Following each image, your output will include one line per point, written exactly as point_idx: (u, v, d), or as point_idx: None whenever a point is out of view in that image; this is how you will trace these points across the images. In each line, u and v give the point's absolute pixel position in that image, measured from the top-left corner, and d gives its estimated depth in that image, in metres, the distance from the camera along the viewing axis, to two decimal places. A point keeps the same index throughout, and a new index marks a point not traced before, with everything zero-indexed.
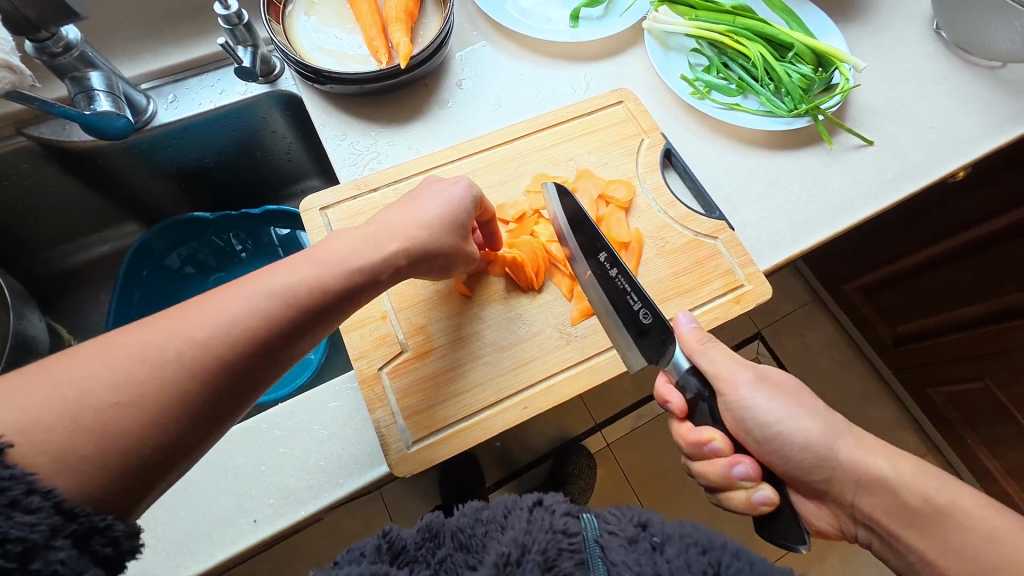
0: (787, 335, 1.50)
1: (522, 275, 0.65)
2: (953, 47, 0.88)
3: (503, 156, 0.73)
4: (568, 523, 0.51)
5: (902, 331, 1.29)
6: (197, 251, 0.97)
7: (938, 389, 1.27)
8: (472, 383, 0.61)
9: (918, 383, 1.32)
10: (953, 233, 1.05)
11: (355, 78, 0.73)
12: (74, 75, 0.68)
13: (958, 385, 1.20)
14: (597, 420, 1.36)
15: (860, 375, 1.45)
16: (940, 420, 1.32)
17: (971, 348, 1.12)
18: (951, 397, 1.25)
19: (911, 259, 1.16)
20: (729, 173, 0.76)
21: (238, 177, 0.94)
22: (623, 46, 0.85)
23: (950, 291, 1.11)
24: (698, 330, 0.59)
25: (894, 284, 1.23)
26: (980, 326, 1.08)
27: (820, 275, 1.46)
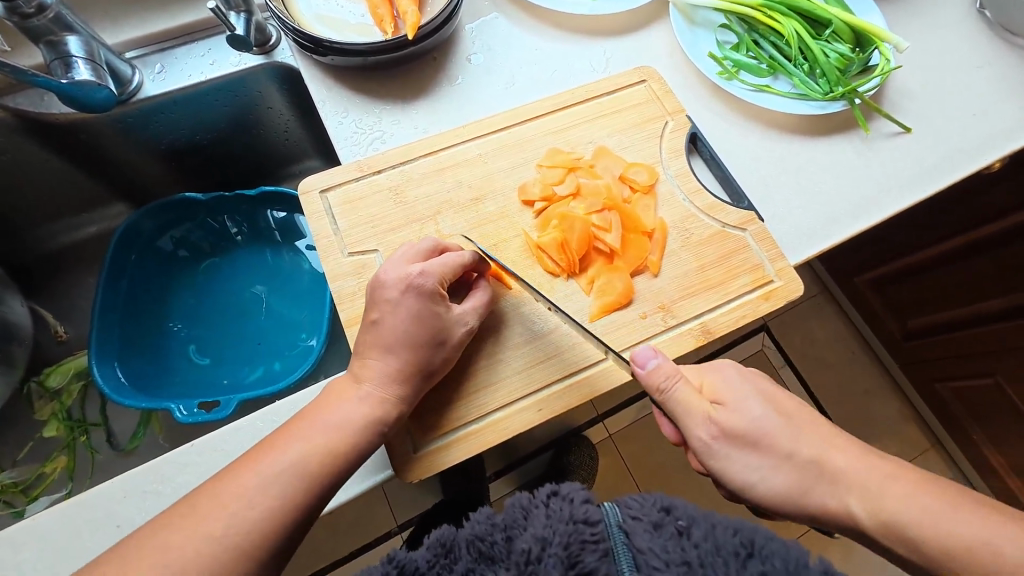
0: (796, 328, 1.46)
1: (565, 257, 0.60)
2: (995, 28, 0.83)
3: (517, 138, 0.67)
4: (588, 512, 0.47)
5: (912, 325, 1.25)
6: (189, 234, 0.92)
7: (946, 385, 1.24)
8: (484, 383, 0.57)
9: (927, 378, 1.29)
10: (978, 224, 1.00)
11: (358, 49, 0.67)
12: (49, 39, 0.63)
13: (968, 381, 1.17)
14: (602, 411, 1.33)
15: (868, 369, 1.42)
16: (948, 417, 1.29)
17: (985, 344, 1.08)
18: (960, 393, 1.22)
19: (926, 252, 1.11)
20: (758, 160, 0.71)
21: (232, 154, 0.88)
22: (647, 20, 0.79)
23: (960, 287, 1.08)
24: (660, 370, 0.53)
25: (908, 277, 1.18)
26: (993, 321, 1.05)
27: (833, 268, 1.42)
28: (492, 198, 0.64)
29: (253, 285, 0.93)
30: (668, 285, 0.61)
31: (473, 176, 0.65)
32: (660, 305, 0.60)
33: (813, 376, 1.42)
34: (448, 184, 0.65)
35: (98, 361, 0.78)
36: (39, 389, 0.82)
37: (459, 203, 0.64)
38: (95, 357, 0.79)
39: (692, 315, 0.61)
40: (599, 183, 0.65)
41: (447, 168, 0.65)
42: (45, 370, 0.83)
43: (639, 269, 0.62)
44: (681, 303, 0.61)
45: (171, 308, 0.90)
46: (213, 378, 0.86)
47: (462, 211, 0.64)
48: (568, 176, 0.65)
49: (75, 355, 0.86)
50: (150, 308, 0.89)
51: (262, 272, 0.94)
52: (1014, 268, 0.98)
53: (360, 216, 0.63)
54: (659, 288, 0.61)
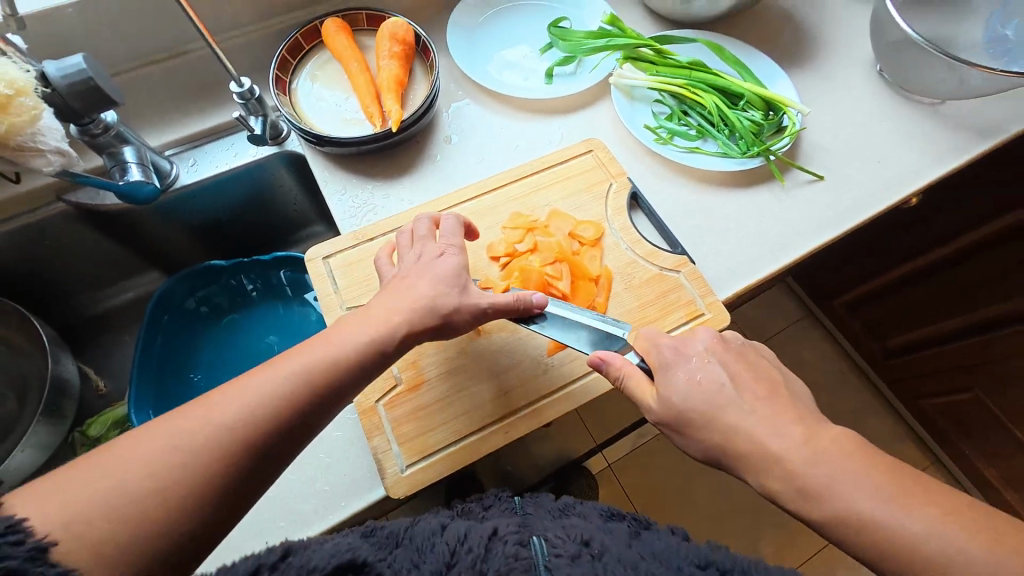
0: (784, 352, 1.67)
1: None
2: (893, 87, 0.97)
3: (486, 205, 0.81)
4: (520, 549, 0.56)
5: (892, 345, 1.44)
6: (213, 294, 1.05)
7: (928, 401, 1.43)
8: (460, 411, 0.67)
9: (913, 396, 1.48)
10: (924, 254, 1.22)
11: (354, 141, 0.82)
12: (110, 150, 0.78)
13: (951, 396, 1.34)
14: (598, 441, 1.43)
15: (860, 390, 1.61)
16: (937, 431, 1.47)
17: (960, 359, 1.24)
18: (943, 408, 1.40)
19: (888, 278, 1.33)
20: (691, 212, 0.84)
21: (252, 225, 1.04)
22: (594, 100, 0.95)
23: (939, 303, 1.23)
24: (611, 367, 0.61)
25: (885, 298, 1.37)
26: (964, 339, 1.21)
27: (812, 293, 1.66)
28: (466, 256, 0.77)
29: (268, 335, 1.07)
30: None
31: None
32: None
33: None
34: None
35: (137, 409, 0.91)
36: (82, 437, 0.93)
37: None
38: (134, 406, 0.90)
39: None
40: (553, 241, 0.77)
41: None
42: (87, 421, 0.94)
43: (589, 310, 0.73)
44: None
45: (196, 360, 1.03)
46: None
47: None
48: (527, 236, 0.78)
49: (112, 407, 0.97)
50: (178, 361, 1.02)
51: (275, 323, 1.07)
52: (967, 288, 1.16)
53: (356, 277, 0.76)
54: None
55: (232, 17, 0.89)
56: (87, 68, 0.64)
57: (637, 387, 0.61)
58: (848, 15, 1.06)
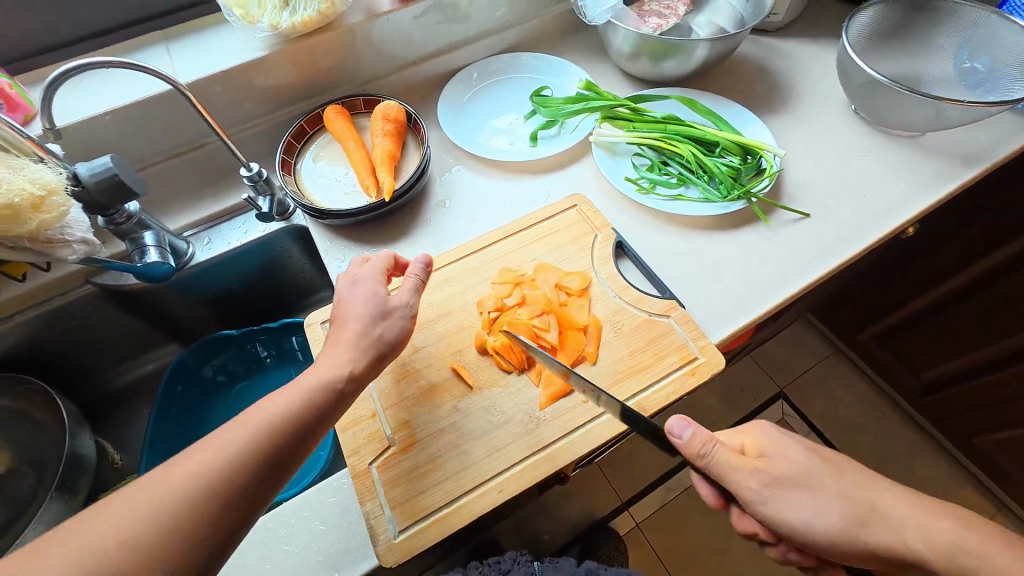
0: (812, 390, 1.61)
1: (514, 356, 0.73)
2: (871, 123, 1.00)
3: (476, 262, 0.84)
4: None
5: (928, 380, 1.38)
6: (228, 362, 1.09)
7: (984, 439, 1.32)
8: (452, 470, 0.66)
9: (963, 434, 1.39)
10: (943, 280, 1.19)
11: (351, 212, 0.88)
12: (132, 235, 0.85)
13: (1002, 433, 1.27)
14: (625, 497, 1.40)
15: (900, 428, 1.53)
16: (992, 469, 1.37)
17: (1001, 391, 1.19)
18: (998, 446, 1.30)
19: (912, 306, 1.29)
20: (678, 257, 0.85)
21: (263, 294, 1.10)
22: (577, 157, 1.00)
23: (956, 335, 1.22)
24: (637, 449, 0.59)
25: (909, 329, 1.33)
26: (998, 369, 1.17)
27: (832, 328, 1.61)
28: (457, 312, 0.79)
29: None
30: (605, 370, 0.73)
31: (440, 297, 0.81)
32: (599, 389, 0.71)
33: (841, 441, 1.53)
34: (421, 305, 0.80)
35: None
36: None
37: (429, 320, 0.78)
38: None
39: (627, 396, 0.71)
40: (539, 294, 0.79)
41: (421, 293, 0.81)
42: (101, 496, 0.97)
43: (579, 359, 0.74)
44: (617, 386, 0.71)
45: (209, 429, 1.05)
46: None
47: (431, 325, 0.78)
48: (515, 290, 0.80)
49: (126, 481, 0.99)
50: (190, 430, 1.04)
51: None
52: (989, 314, 1.13)
53: None
54: (597, 375, 0.72)
55: (244, 111, 1.00)
56: (113, 166, 0.71)
57: (724, 464, 0.61)
58: (816, 61, 1.11)
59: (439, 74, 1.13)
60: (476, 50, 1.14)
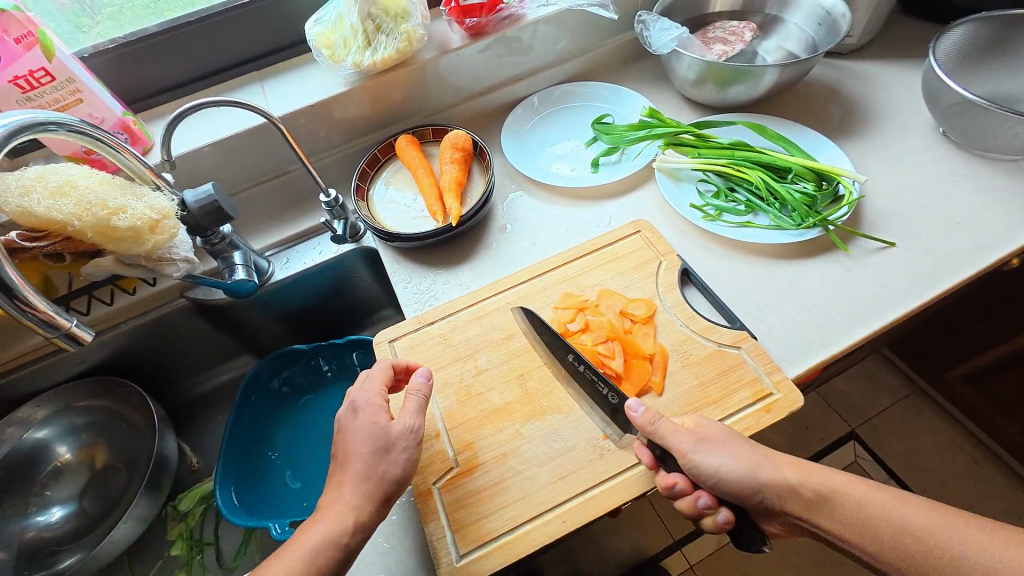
0: (891, 433, 1.47)
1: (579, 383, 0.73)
2: (962, 146, 0.93)
3: (539, 287, 0.85)
4: None
5: None
6: (294, 375, 1.15)
7: None
8: (515, 496, 0.66)
9: None
10: None
11: (419, 236, 0.92)
12: (224, 255, 0.93)
13: None
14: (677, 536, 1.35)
15: (1000, 482, 1.36)
16: None
17: None
18: None
19: (1011, 345, 1.17)
20: (748, 286, 0.82)
21: (331, 311, 1.16)
22: (639, 184, 1.00)
23: None
24: (648, 412, 0.64)
25: (1007, 370, 1.21)
26: None
27: (915, 365, 1.48)
28: (519, 336, 0.80)
29: None
30: (672, 403, 0.70)
31: (504, 320, 0.82)
32: None
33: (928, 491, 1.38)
34: (484, 328, 0.81)
35: (221, 485, 0.97)
36: (173, 511, 1.01)
37: (492, 342, 0.80)
38: (219, 483, 0.97)
39: None
40: (604, 318, 0.79)
41: (484, 316, 0.83)
42: (179, 496, 1.03)
43: (647, 388, 0.72)
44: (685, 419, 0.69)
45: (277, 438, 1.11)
46: (302, 499, 1.02)
47: (495, 348, 0.79)
48: (578, 314, 0.80)
49: (201, 483, 1.05)
50: (260, 439, 1.10)
51: None
52: None
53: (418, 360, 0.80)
54: (664, 407, 0.70)
55: (325, 142, 1.08)
56: (214, 193, 0.79)
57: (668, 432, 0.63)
58: (897, 83, 1.06)
59: (503, 104, 1.17)
60: (539, 81, 1.17)
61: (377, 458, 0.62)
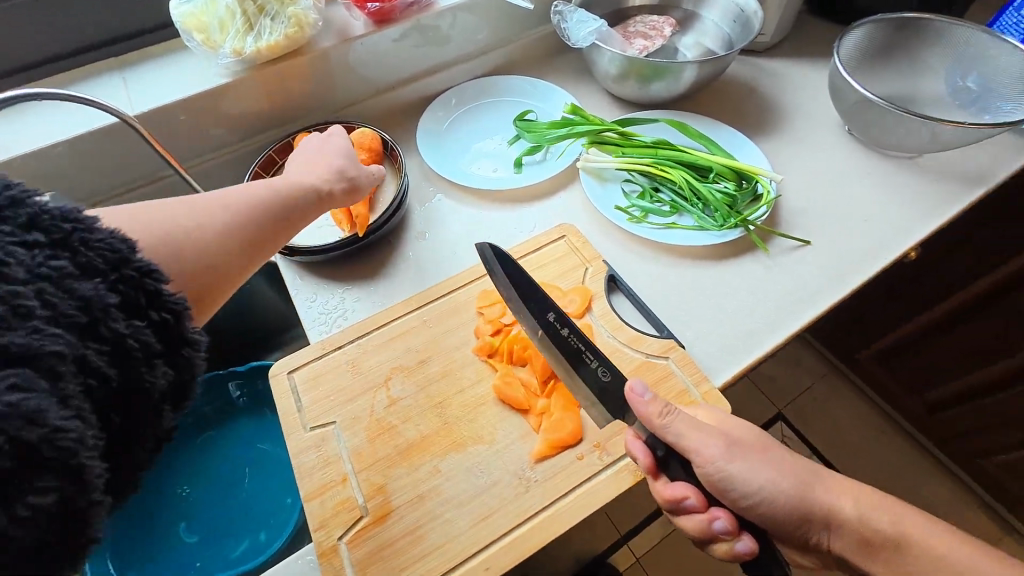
0: (812, 412, 1.56)
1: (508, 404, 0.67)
2: (866, 144, 0.96)
3: (458, 301, 0.77)
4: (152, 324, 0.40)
5: (931, 399, 1.35)
6: (200, 406, 1.01)
7: (989, 460, 1.31)
8: (432, 545, 0.59)
9: (969, 455, 1.36)
10: (950, 295, 1.17)
11: (322, 249, 0.81)
12: None
13: (1006, 454, 1.24)
14: (624, 532, 1.34)
15: (905, 451, 1.48)
16: (1000, 490, 1.34)
17: (1005, 411, 1.18)
18: (1005, 467, 1.28)
19: (911, 325, 1.27)
20: (674, 290, 0.80)
21: (233, 332, 1.03)
22: (564, 184, 0.95)
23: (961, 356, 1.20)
24: (655, 400, 0.58)
25: (910, 347, 1.31)
26: (1011, 387, 1.14)
27: (831, 347, 1.57)
28: (436, 358, 0.72)
29: (260, 443, 1.01)
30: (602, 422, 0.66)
31: (420, 341, 0.74)
32: (595, 444, 0.64)
33: (846, 464, 1.48)
34: (398, 351, 0.73)
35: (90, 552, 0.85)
36: None
37: (407, 367, 0.71)
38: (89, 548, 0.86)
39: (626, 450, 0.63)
40: None
41: (398, 337, 0.74)
42: None
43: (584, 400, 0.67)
44: (616, 439, 0.64)
45: (173, 480, 0.97)
46: (201, 556, 0.89)
47: (410, 373, 0.71)
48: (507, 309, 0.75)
49: None
50: (154, 479, 0.96)
51: (265, 432, 1.01)
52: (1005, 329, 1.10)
53: (321, 392, 0.70)
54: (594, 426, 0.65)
55: (209, 141, 0.93)
56: None
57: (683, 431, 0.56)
58: (807, 81, 1.08)
59: (419, 98, 1.08)
60: (457, 73, 1.09)
61: (334, 185, 0.67)
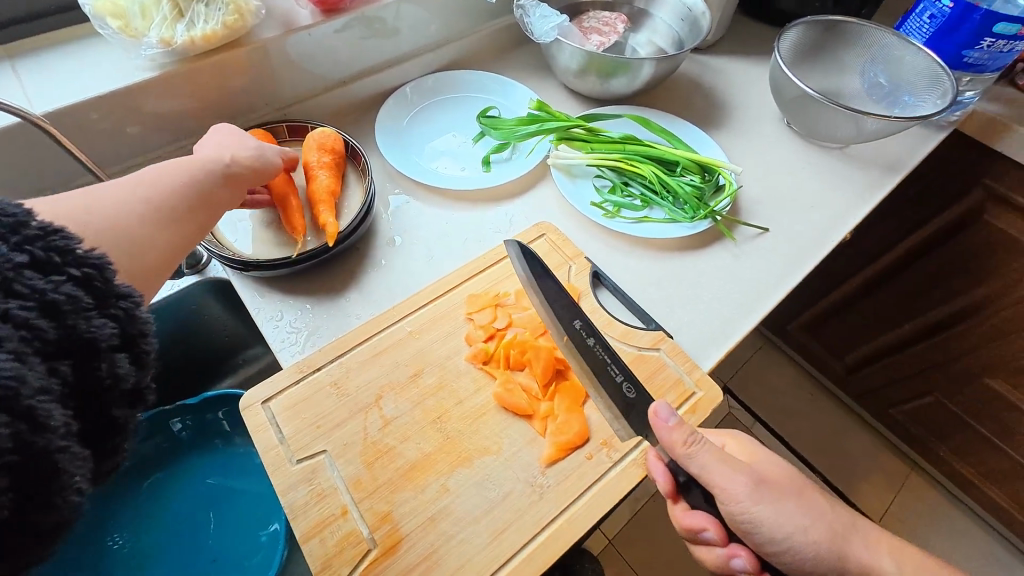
0: (756, 383, 1.69)
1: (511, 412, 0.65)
2: (803, 136, 1.05)
3: (443, 309, 0.74)
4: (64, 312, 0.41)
5: (850, 360, 1.51)
6: (137, 447, 0.90)
7: (899, 410, 1.47)
8: (450, 569, 0.56)
9: (881, 407, 1.52)
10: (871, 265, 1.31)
11: (287, 261, 0.74)
12: None
13: (913, 404, 1.42)
14: None
15: (834, 409, 1.65)
16: (912, 440, 1.50)
17: (916, 364, 1.35)
18: (910, 416, 1.45)
19: (838, 295, 1.41)
20: (654, 282, 0.82)
21: (174, 360, 0.92)
22: (536, 182, 0.94)
23: (880, 318, 1.36)
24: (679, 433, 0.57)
25: (837, 315, 1.45)
26: (923, 340, 1.31)
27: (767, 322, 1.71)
28: (429, 371, 0.68)
29: (207, 478, 0.92)
30: (605, 419, 0.66)
31: (409, 354, 0.69)
32: (602, 442, 0.64)
33: (788, 426, 1.62)
34: (386, 367, 0.68)
35: None
36: None
37: (398, 383, 0.67)
38: None
39: (632, 445, 0.64)
40: (529, 316, 0.73)
41: (383, 352, 0.69)
42: None
43: (586, 399, 0.67)
44: (620, 435, 0.65)
45: (109, 523, 0.87)
46: None
47: (403, 390, 0.67)
48: (496, 313, 0.73)
49: None
50: (92, 525, 0.86)
51: (216, 465, 0.93)
52: (918, 291, 1.27)
53: (304, 420, 0.64)
54: (598, 424, 0.65)
55: (134, 144, 0.81)
56: None
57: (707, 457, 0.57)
58: (747, 77, 1.16)
59: (374, 94, 1.01)
60: (412, 67, 1.04)
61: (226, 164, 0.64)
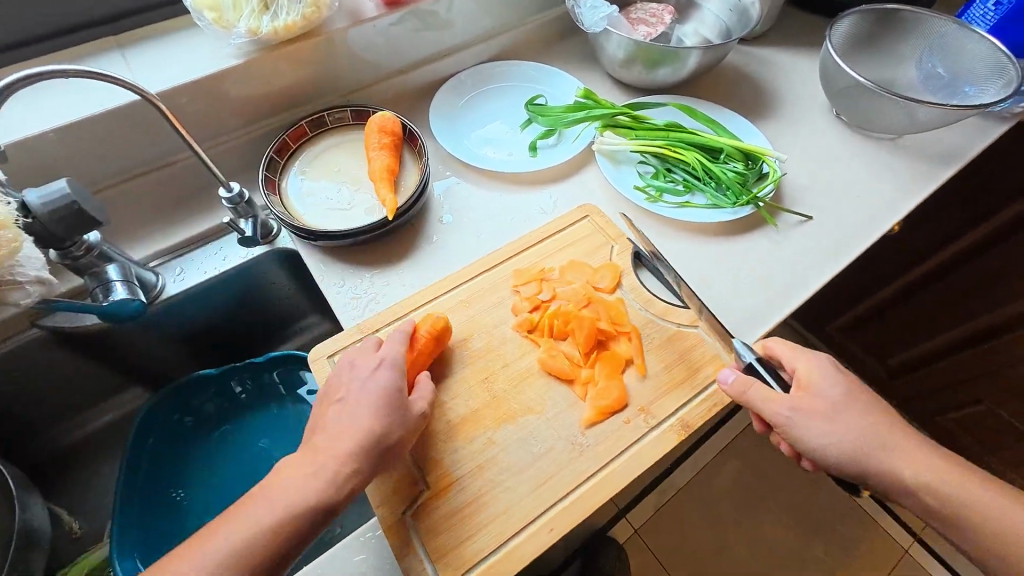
0: None
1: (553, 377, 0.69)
2: (853, 126, 1.04)
3: (491, 281, 0.79)
4: None
5: (893, 362, 1.46)
6: (201, 404, 0.98)
7: (947, 416, 1.41)
8: (495, 513, 0.61)
9: (926, 413, 1.47)
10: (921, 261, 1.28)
11: (352, 233, 0.81)
12: (93, 271, 0.74)
13: (960, 410, 1.36)
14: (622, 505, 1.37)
15: None
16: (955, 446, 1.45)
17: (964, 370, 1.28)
18: (959, 422, 1.39)
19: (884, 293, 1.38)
20: (694, 264, 0.85)
21: (241, 326, 1.00)
22: (580, 167, 0.98)
23: (929, 320, 1.31)
24: (739, 380, 0.64)
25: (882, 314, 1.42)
26: (976, 344, 1.24)
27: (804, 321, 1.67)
28: (478, 336, 0.74)
29: (261, 440, 0.98)
30: (643, 388, 0.70)
31: (459, 320, 0.75)
32: (640, 409, 0.68)
33: None
34: None
35: (119, 553, 0.81)
36: None
37: (450, 346, 0.73)
38: (117, 549, 0.82)
39: (669, 412, 0.68)
40: (572, 291, 0.77)
41: None
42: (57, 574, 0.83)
43: (626, 368, 0.71)
44: (658, 403, 0.68)
45: (173, 478, 0.93)
46: None
47: (454, 352, 0.72)
48: (541, 287, 0.77)
49: (88, 552, 0.86)
50: (163, 478, 0.92)
51: (269, 426, 1.00)
52: (969, 292, 1.21)
53: None
54: (636, 392, 0.69)
55: (217, 124, 0.90)
56: (71, 193, 0.62)
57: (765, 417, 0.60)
58: (795, 67, 1.15)
59: (428, 83, 1.07)
60: (465, 58, 1.09)
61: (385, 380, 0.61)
